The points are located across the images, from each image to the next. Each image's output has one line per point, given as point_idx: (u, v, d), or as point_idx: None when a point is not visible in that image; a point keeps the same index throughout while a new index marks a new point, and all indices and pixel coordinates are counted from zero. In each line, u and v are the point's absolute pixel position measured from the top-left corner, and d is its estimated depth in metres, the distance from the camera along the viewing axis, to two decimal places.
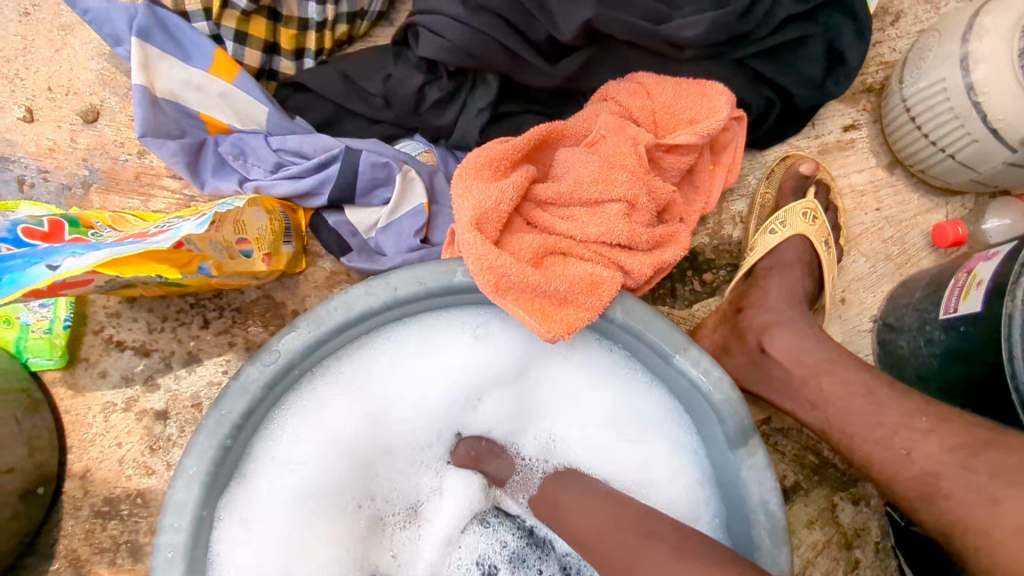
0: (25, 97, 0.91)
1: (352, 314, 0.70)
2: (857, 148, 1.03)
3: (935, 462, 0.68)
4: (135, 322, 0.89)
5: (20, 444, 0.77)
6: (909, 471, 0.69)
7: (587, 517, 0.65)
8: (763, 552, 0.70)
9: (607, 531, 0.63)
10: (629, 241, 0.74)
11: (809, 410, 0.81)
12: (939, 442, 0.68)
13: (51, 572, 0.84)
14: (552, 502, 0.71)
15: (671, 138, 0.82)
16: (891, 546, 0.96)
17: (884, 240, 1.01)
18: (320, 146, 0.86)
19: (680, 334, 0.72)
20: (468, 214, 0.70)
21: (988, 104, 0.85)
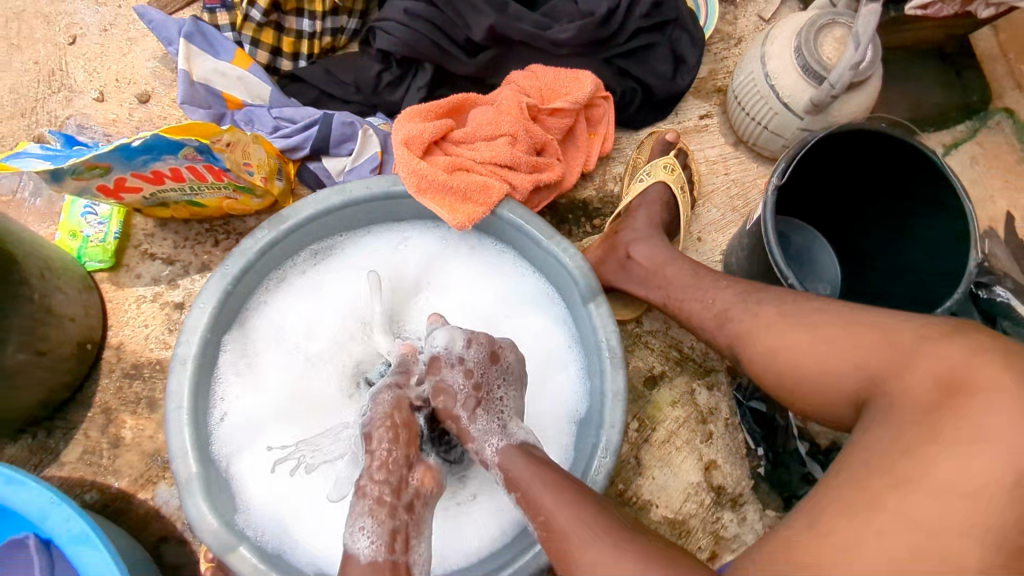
0: (99, 85, 1.28)
1: (321, 207, 1.02)
2: (710, 131, 1.38)
3: (727, 302, 0.96)
4: (165, 240, 1.21)
5: (79, 305, 1.07)
6: (710, 312, 0.98)
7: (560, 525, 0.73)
8: (606, 374, 0.99)
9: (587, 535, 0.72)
10: (513, 162, 1.07)
11: (658, 293, 1.10)
12: (734, 292, 0.96)
13: (87, 417, 1.12)
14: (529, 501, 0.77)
15: (552, 104, 1.16)
16: (739, 422, 1.21)
17: (731, 196, 1.34)
18: (307, 114, 1.21)
19: (548, 226, 1.04)
20: (400, 137, 1.04)
21: (779, 86, 1.19)
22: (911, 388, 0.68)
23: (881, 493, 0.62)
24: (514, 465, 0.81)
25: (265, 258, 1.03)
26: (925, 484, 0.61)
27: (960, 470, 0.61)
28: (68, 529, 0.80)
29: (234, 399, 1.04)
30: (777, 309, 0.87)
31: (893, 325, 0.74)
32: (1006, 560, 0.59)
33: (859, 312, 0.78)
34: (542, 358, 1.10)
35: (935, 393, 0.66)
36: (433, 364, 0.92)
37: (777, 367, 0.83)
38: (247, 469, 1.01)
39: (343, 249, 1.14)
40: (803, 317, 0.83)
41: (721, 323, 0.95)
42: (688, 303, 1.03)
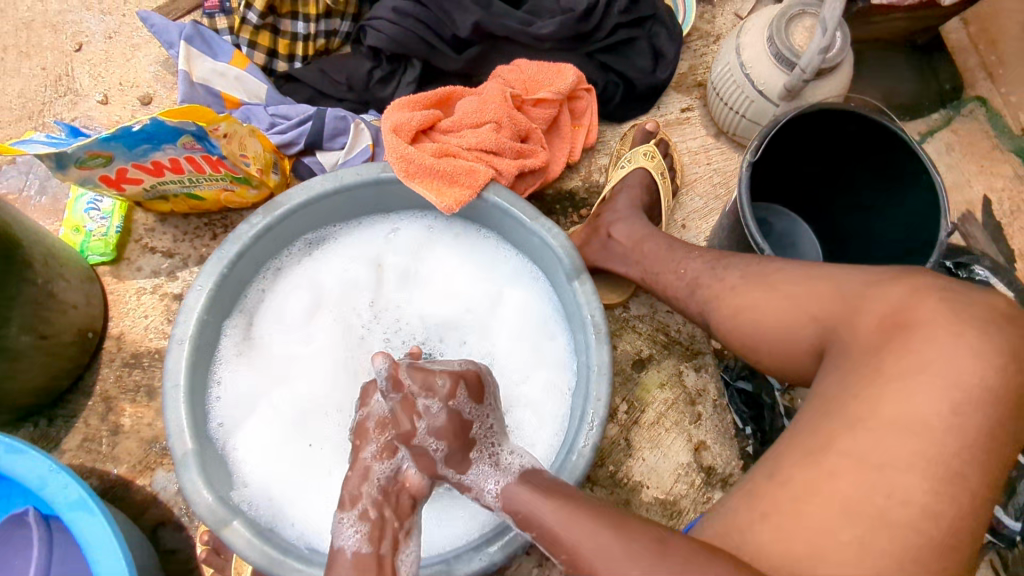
0: (103, 88, 1.33)
1: (313, 193, 1.06)
2: (692, 123, 1.42)
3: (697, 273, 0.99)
4: (165, 235, 1.25)
5: (82, 294, 1.11)
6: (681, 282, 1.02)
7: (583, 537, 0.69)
8: (592, 349, 1.02)
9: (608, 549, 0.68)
10: (498, 148, 1.12)
11: (635, 268, 1.13)
12: (702, 261, 1.00)
13: (87, 405, 1.15)
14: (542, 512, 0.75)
15: (536, 95, 1.21)
16: (726, 402, 1.24)
17: (714, 184, 1.39)
18: (302, 111, 1.26)
19: (533, 208, 1.08)
20: (388, 125, 1.08)
21: (754, 74, 1.24)
22: (860, 331, 0.71)
23: (831, 437, 0.65)
24: (522, 493, 0.78)
25: (259, 244, 1.07)
26: (870, 421, 0.64)
27: (904, 404, 0.64)
28: (66, 496, 0.82)
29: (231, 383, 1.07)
30: (741, 272, 0.90)
31: (843, 275, 0.77)
32: (952, 489, 0.61)
33: (811, 268, 0.82)
34: (529, 337, 1.13)
35: (878, 333, 0.70)
36: (400, 420, 0.81)
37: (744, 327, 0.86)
38: (245, 448, 1.04)
39: (334, 238, 1.17)
40: (767, 277, 0.86)
41: (692, 291, 0.98)
42: (664, 276, 1.06)
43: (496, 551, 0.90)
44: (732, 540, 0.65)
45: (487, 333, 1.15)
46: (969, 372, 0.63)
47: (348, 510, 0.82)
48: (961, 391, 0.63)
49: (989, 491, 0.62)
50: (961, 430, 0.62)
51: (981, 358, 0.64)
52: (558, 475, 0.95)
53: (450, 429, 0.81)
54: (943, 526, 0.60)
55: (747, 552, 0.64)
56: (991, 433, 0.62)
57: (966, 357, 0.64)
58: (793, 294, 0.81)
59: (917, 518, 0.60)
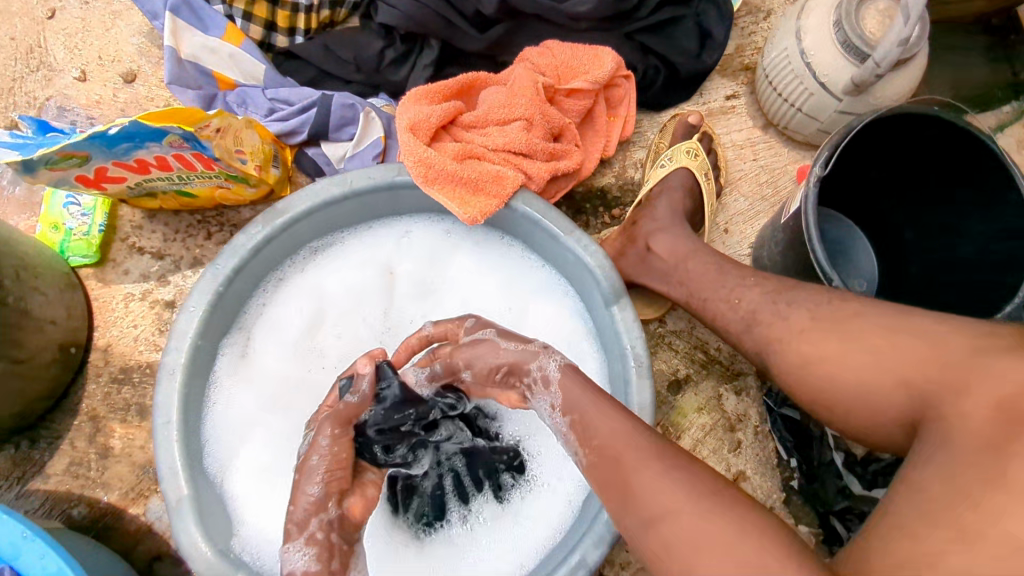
0: (81, 63, 1.18)
1: (318, 200, 0.94)
2: (737, 112, 1.28)
3: (755, 304, 0.89)
4: (154, 233, 1.13)
5: (62, 308, 1.00)
6: (737, 313, 0.91)
7: (608, 431, 0.72)
8: (631, 385, 0.92)
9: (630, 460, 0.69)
10: (528, 149, 0.98)
11: (678, 288, 1.01)
12: (760, 291, 0.89)
13: (74, 424, 1.06)
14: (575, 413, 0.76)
15: (569, 84, 1.07)
16: (769, 429, 1.15)
17: (760, 183, 1.25)
18: (305, 96, 1.11)
19: (567, 221, 0.96)
20: (405, 122, 0.94)
21: (816, 63, 1.09)
22: (971, 413, 0.61)
23: (942, 550, 0.53)
24: (573, 389, 0.78)
25: (260, 255, 0.96)
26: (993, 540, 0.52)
27: None
28: (45, 567, 0.76)
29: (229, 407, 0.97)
30: (810, 312, 0.82)
31: (937, 329, 0.70)
32: None
33: (898, 320, 0.74)
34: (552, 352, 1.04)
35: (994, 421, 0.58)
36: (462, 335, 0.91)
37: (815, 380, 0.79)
38: (244, 483, 0.95)
39: (342, 245, 1.05)
40: (840, 322, 0.78)
41: (748, 325, 0.88)
42: (712, 302, 0.95)
43: None
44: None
45: None
46: None
47: (299, 535, 0.76)
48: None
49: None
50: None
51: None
52: (589, 528, 0.86)
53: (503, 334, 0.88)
54: None
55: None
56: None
57: None
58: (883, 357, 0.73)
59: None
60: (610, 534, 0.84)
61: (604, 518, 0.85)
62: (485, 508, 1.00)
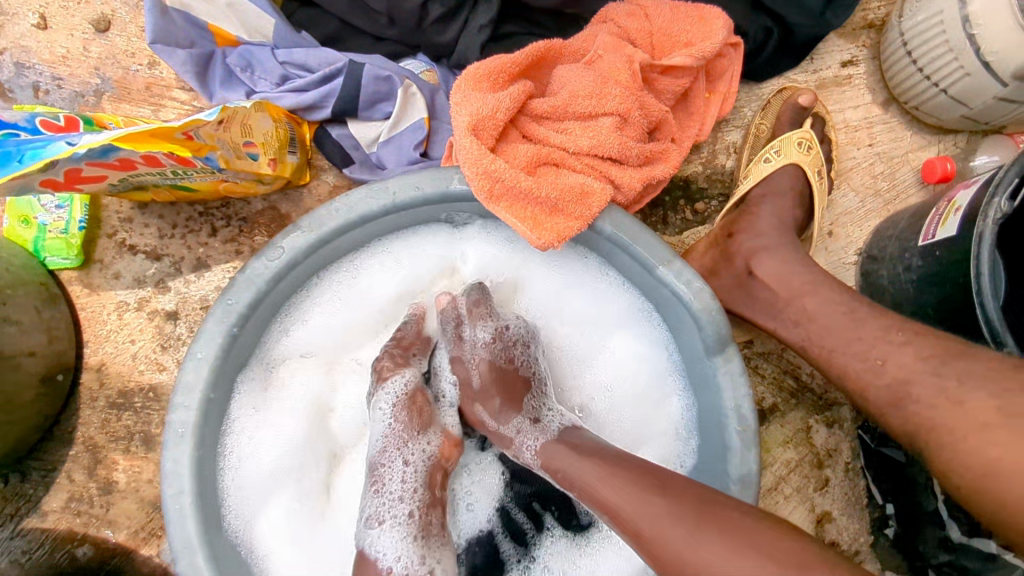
0: (39, 5, 0.94)
1: (352, 216, 0.74)
2: (854, 84, 1.04)
3: (908, 370, 0.70)
4: (147, 228, 0.93)
5: (39, 332, 0.82)
6: (881, 379, 0.72)
7: (613, 495, 0.61)
8: (733, 452, 0.75)
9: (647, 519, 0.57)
10: (620, 154, 0.77)
11: (791, 328, 0.83)
12: (914, 354, 0.71)
13: (70, 456, 0.91)
14: (568, 478, 0.67)
15: (667, 59, 0.83)
16: (861, 467, 1.01)
17: (875, 175, 1.04)
18: (326, 60, 0.88)
19: (664, 247, 0.76)
20: (465, 119, 0.73)
21: (982, 37, 0.85)
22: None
23: None
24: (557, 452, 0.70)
25: (280, 283, 0.76)
26: None
27: None
28: None
29: (251, 458, 0.79)
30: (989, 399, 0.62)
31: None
32: None
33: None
34: (639, 389, 0.85)
35: None
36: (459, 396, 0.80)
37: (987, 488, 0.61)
38: (272, 553, 0.78)
39: (379, 257, 0.84)
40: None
41: (898, 401, 0.70)
42: (841, 356, 0.77)
43: None
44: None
45: (584, 388, 0.87)
46: None
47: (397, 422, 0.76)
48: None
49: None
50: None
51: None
52: None
53: (492, 376, 0.78)
54: None
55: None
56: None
57: None
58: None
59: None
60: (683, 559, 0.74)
61: None
62: (554, 547, 0.84)
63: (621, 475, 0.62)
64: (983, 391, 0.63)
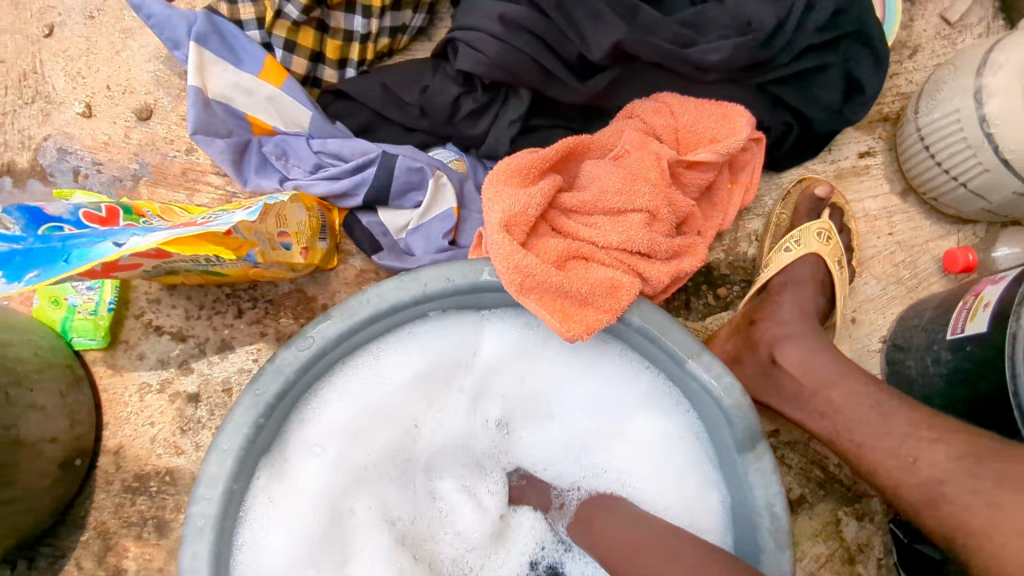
0: (85, 94, 0.97)
1: (383, 306, 0.75)
2: (871, 174, 1.06)
3: (940, 469, 0.70)
4: (174, 309, 0.94)
5: (63, 416, 0.81)
6: (914, 478, 0.71)
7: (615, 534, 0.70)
8: (767, 554, 0.73)
9: (633, 551, 0.67)
10: (648, 249, 0.78)
11: (818, 421, 0.81)
12: (945, 452, 0.70)
13: (80, 542, 0.89)
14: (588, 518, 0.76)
15: (693, 155, 0.85)
16: (894, 563, 0.98)
17: (896, 264, 1.04)
18: (360, 151, 0.91)
19: (693, 340, 0.76)
20: (497, 217, 0.74)
21: (1000, 136, 0.88)
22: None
23: None
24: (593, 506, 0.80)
25: (306, 372, 0.76)
26: None
27: None
28: None
29: (263, 547, 0.77)
30: None
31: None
32: None
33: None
34: (661, 479, 0.84)
35: None
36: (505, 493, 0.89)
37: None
38: None
39: (400, 341, 0.84)
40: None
41: (931, 502, 0.70)
42: (869, 448, 0.76)
43: None
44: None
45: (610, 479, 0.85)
46: None
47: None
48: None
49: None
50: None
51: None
52: None
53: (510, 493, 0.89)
54: None
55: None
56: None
57: None
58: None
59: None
60: None
61: None
62: None
63: (626, 519, 0.72)
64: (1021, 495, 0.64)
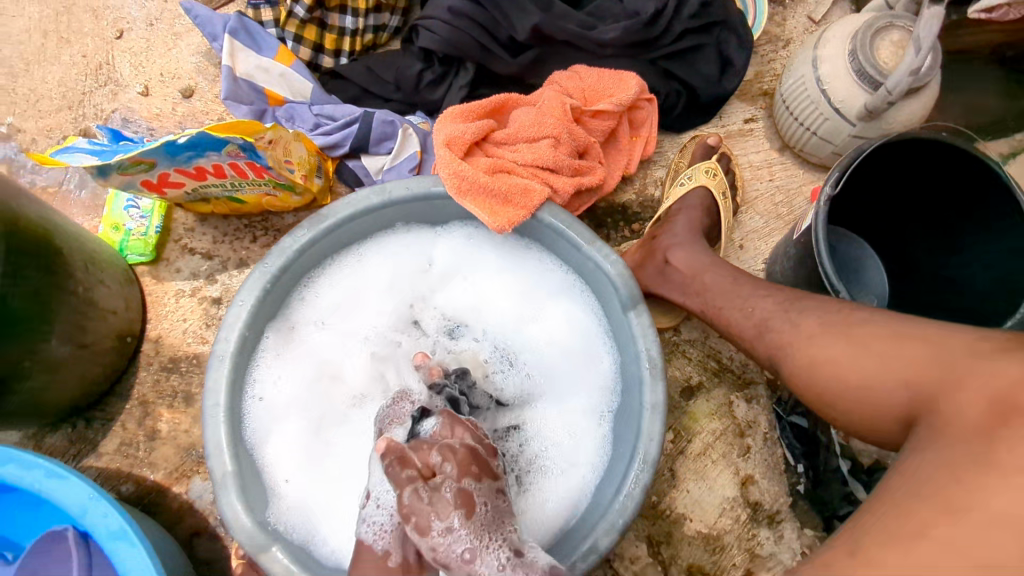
0: (144, 79, 1.29)
1: (359, 207, 1.01)
2: (755, 135, 1.34)
3: (769, 312, 0.91)
4: (204, 235, 1.22)
5: (121, 300, 1.09)
6: (751, 321, 0.93)
7: None
8: (646, 385, 0.97)
9: None
10: (554, 165, 1.06)
11: (694, 298, 1.05)
12: (774, 302, 0.92)
13: (126, 408, 1.14)
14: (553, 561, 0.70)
15: (595, 106, 1.14)
16: (777, 437, 1.20)
17: (775, 203, 1.30)
18: (348, 113, 1.20)
19: (589, 231, 1.02)
20: (442, 139, 1.03)
21: (830, 91, 1.15)
22: (962, 405, 0.64)
23: (926, 525, 0.57)
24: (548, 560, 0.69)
25: (303, 256, 1.03)
26: (980, 513, 0.56)
27: (1013, 495, 0.55)
28: (108, 526, 0.79)
29: (270, 391, 1.04)
30: (821, 318, 0.83)
31: (946, 336, 0.71)
32: None
33: (905, 324, 0.75)
34: (573, 347, 1.09)
35: (985, 414, 0.61)
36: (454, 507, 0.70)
37: (818, 379, 0.81)
38: (280, 465, 1.01)
39: (375, 246, 1.11)
40: (844, 325, 0.81)
41: (761, 333, 0.91)
42: (726, 311, 0.98)
43: None
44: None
45: (534, 350, 1.11)
46: None
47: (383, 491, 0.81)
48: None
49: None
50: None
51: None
52: (603, 516, 0.93)
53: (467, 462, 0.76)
54: None
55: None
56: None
57: None
58: (881, 351, 0.75)
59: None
60: (623, 520, 0.92)
61: (616, 506, 0.93)
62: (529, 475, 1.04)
63: None
64: (811, 315, 0.85)
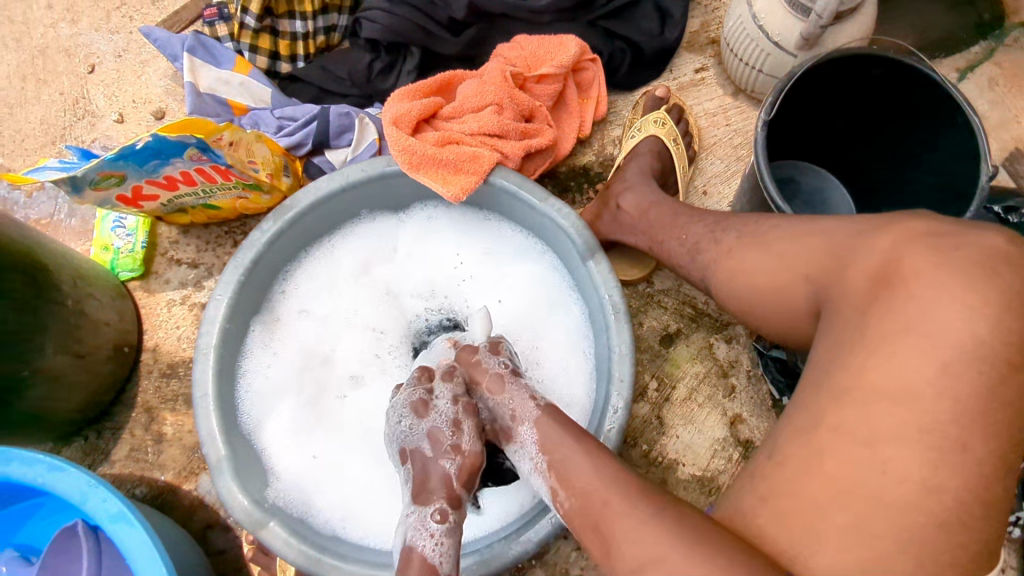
0: (118, 107, 1.36)
1: (319, 194, 1.05)
2: (707, 83, 1.35)
3: (700, 235, 0.95)
4: (189, 246, 1.28)
5: (113, 312, 1.16)
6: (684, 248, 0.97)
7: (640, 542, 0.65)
8: (612, 330, 0.98)
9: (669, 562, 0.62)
10: (501, 131, 1.12)
11: (642, 237, 1.09)
12: (706, 225, 0.96)
13: (132, 415, 1.20)
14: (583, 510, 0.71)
15: (538, 71, 1.19)
16: (761, 372, 1.21)
17: (734, 146, 1.32)
18: (307, 111, 1.24)
19: (541, 189, 1.04)
20: (389, 117, 1.08)
21: (767, 26, 1.16)
22: (850, 285, 0.69)
23: (825, 412, 0.64)
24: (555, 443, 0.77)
25: (274, 248, 1.07)
26: (861, 392, 0.63)
27: (888, 367, 0.62)
28: (107, 509, 0.85)
29: (260, 381, 1.08)
30: (740, 232, 0.87)
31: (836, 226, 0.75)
32: (952, 460, 0.59)
33: (807, 222, 0.79)
34: (542, 307, 1.12)
35: (867, 287, 0.67)
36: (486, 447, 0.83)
37: (740, 291, 0.84)
38: (276, 448, 1.05)
39: (343, 235, 1.16)
40: (762, 235, 0.84)
41: (694, 255, 0.94)
42: (667, 242, 1.02)
43: (530, 540, 0.90)
44: (737, 537, 0.64)
45: (506, 315, 1.13)
46: (958, 329, 0.61)
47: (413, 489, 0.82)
48: (948, 352, 0.60)
49: (998, 463, 0.59)
50: (955, 397, 0.59)
51: (972, 313, 0.61)
52: None
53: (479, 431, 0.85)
54: (947, 503, 0.58)
55: (747, 540, 0.64)
56: (991, 394, 0.59)
57: (961, 321, 0.61)
58: (787, 252, 0.78)
59: (920, 502, 0.59)
60: None
61: None
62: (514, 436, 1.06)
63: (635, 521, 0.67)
64: (732, 232, 0.89)
